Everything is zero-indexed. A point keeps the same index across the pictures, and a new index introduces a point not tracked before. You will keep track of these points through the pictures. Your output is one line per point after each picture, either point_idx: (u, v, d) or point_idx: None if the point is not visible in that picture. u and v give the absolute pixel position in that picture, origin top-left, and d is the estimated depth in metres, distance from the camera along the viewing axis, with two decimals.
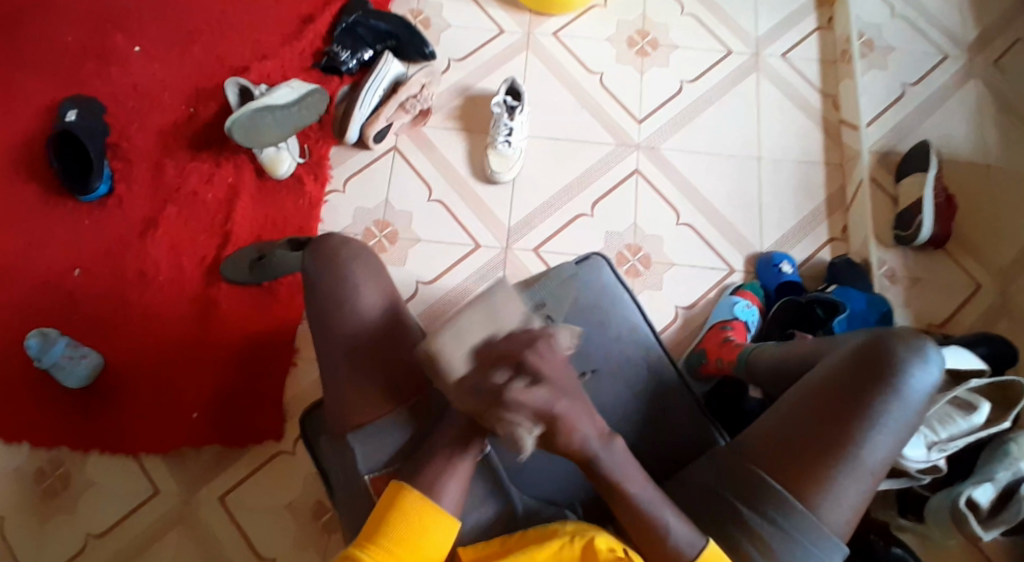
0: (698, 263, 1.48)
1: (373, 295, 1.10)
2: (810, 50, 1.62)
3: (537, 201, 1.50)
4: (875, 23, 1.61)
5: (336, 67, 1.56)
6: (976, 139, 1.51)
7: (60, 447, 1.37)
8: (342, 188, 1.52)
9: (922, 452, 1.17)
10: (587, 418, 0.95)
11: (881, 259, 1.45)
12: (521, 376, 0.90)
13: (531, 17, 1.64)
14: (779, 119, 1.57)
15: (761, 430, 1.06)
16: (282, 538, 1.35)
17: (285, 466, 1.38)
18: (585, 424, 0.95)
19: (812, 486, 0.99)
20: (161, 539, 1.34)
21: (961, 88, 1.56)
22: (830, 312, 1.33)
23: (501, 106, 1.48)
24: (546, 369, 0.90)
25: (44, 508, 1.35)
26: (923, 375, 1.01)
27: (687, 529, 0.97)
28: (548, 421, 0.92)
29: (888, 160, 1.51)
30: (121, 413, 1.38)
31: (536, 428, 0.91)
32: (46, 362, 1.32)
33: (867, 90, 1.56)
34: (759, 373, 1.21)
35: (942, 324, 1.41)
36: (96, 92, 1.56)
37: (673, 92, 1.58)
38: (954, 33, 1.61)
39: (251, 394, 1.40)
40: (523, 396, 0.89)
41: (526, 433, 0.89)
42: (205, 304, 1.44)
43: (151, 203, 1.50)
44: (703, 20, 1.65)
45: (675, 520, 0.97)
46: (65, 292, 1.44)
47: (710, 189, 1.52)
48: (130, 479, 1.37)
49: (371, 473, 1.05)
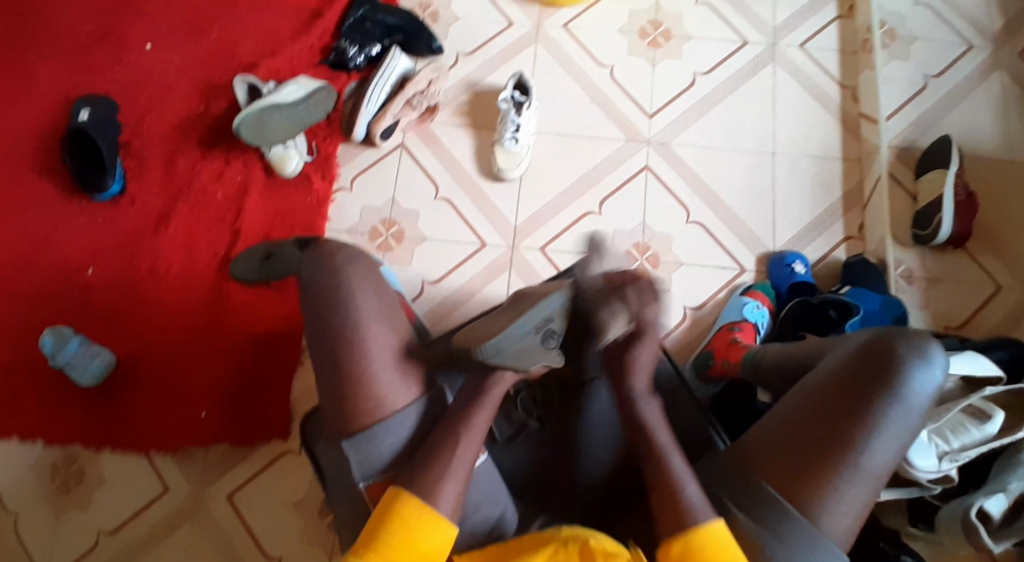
0: (708, 261, 1.45)
1: (370, 298, 1.10)
2: (829, 39, 1.57)
3: (545, 198, 1.49)
4: (897, 11, 1.55)
5: (343, 63, 1.55)
6: (1002, 133, 1.45)
7: (74, 443, 1.41)
8: (349, 185, 1.52)
9: (934, 461, 1.13)
10: (647, 368, 1.09)
11: (898, 259, 1.41)
12: (634, 291, 1.04)
13: (540, 7, 1.61)
14: (796, 111, 1.52)
15: (758, 432, 1.03)
16: (290, 536, 1.38)
17: (292, 464, 1.41)
18: (643, 373, 1.08)
19: (811, 490, 0.96)
20: (173, 533, 1.37)
21: (988, 79, 1.49)
22: (843, 314, 1.28)
23: (509, 101, 1.47)
24: (648, 305, 1.05)
25: (59, 501, 1.39)
26: (926, 376, 0.98)
27: (703, 500, 0.95)
28: (638, 328, 1.07)
29: (909, 155, 1.46)
30: (136, 407, 1.42)
31: (625, 328, 1.04)
32: (59, 360, 1.36)
33: (888, 81, 1.50)
34: (764, 371, 1.18)
35: (961, 326, 1.36)
36: (109, 90, 1.58)
37: (686, 85, 1.55)
38: (982, 20, 1.54)
39: (261, 389, 1.43)
40: (634, 299, 1.04)
41: (618, 327, 1.03)
42: (216, 301, 1.46)
43: (163, 200, 1.52)
44: (719, 8, 1.60)
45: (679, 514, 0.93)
46: (80, 289, 1.47)
47: (722, 185, 1.49)
48: (142, 475, 1.41)
49: (366, 481, 1.05)
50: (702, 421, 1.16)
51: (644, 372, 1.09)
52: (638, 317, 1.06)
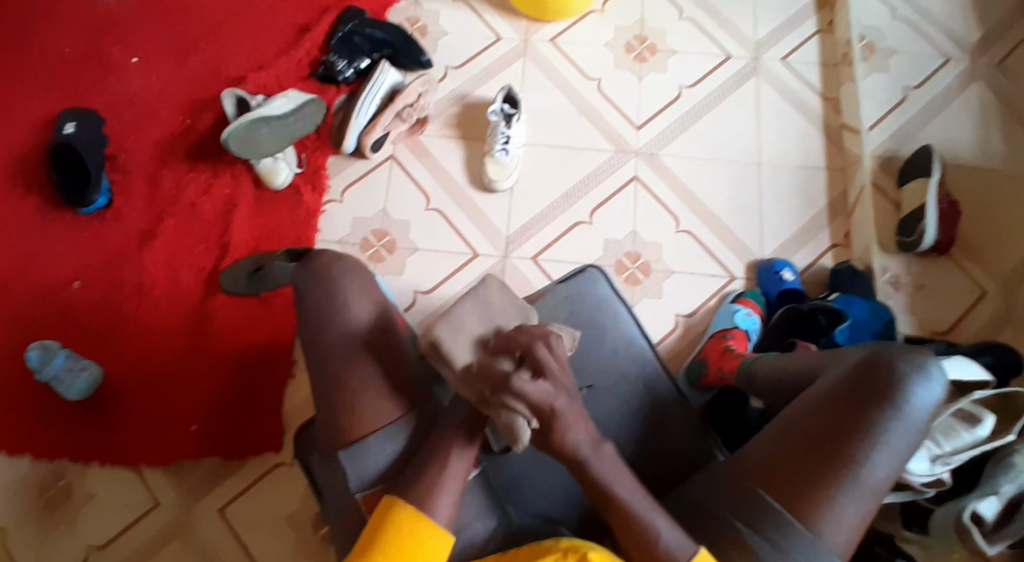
0: (698, 271, 1.47)
1: (363, 311, 1.09)
2: (810, 54, 1.61)
3: (536, 208, 1.50)
4: (875, 26, 1.59)
5: (332, 77, 1.55)
6: (980, 142, 1.49)
7: (60, 459, 1.38)
8: (339, 198, 1.52)
9: (926, 465, 1.14)
10: (584, 418, 0.95)
11: (884, 266, 1.43)
12: (526, 366, 0.94)
13: (528, 23, 1.63)
14: (780, 124, 1.55)
15: (759, 446, 1.03)
16: (282, 551, 1.35)
17: (285, 478, 1.38)
18: (580, 425, 0.95)
19: (813, 504, 0.96)
20: (163, 550, 1.34)
21: (964, 90, 1.53)
22: (832, 320, 1.30)
23: (498, 114, 1.48)
24: (551, 371, 0.93)
25: (46, 519, 1.35)
26: (924, 391, 0.99)
27: (680, 536, 0.93)
28: (547, 413, 0.93)
29: (890, 165, 1.49)
30: (122, 425, 1.39)
31: (533, 419, 0.93)
32: (46, 374, 1.34)
33: (869, 93, 1.54)
34: (759, 383, 1.18)
35: (946, 331, 1.39)
36: (94, 104, 1.57)
37: (671, 98, 1.57)
38: (956, 34, 1.58)
39: (251, 403, 1.40)
40: (521, 387, 0.92)
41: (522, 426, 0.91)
42: (203, 316, 1.44)
43: (149, 214, 1.50)
44: (702, 24, 1.63)
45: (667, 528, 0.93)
46: (64, 303, 1.44)
47: (710, 196, 1.51)
48: (131, 491, 1.37)
49: (362, 491, 1.02)
50: (699, 431, 1.16)
51: (584, 428, 0.95)
52: (544, 398, 0.93)
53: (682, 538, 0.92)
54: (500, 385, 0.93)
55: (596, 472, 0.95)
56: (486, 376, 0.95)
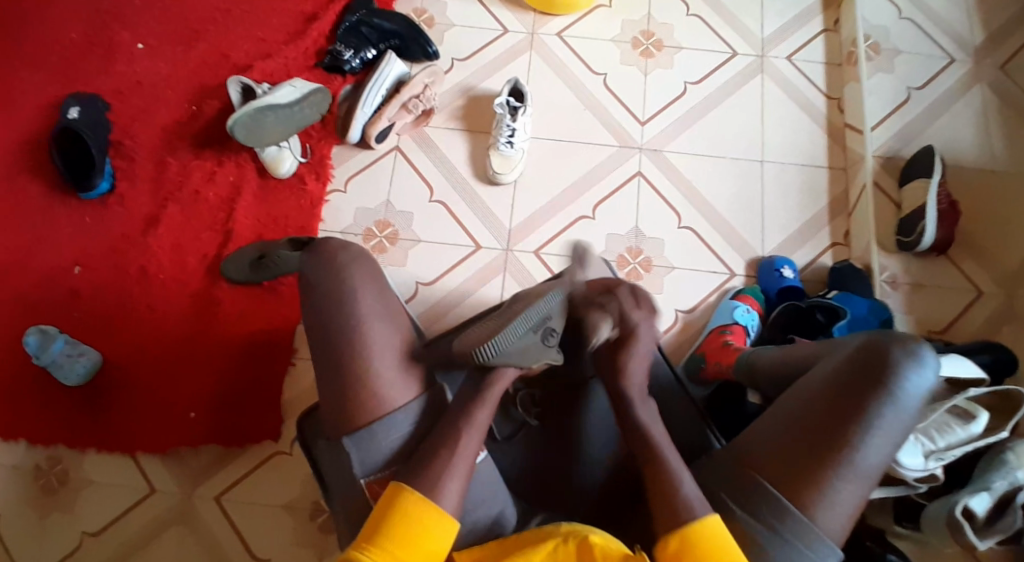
0: (699, 266, 1.48)
1: (369, 300, 1.10)
2: (815, 52, 1.61)
3: (539, 202, 1.50)
4: (881, 26, 1.60)
5: (338, 66, 1.55)
6: (982, 143, 1.50)
7: (58, 445, 1.39)
8: (343, 187, 1.52)
9: (920, 460, 1.16)
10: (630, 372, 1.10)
11: (883, 265, 1.44)
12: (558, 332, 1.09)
13: (535, 16, 1.64)
14: (783, 121, 1.56)
15: (757, 432, 1.04)
16: (279, 539, 1.36)
17: (283, 466, 1.39)
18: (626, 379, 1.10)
19: (808, 488, 0.98)
20: (159, 536, 1.35)
21: (968, 92, 1.54)
22: (831, 317, 1.32)
23: (505, 107, 1.48)
24: (642, 308, 1.13)
25: (44, 503, 1.36)
26: (919, 378, 1.00)
27: (699, 496, 0.96)
28: (624, 333, 1.12)
29: (892, 165, 1.50)
30: (124, 409, 1.40)
31: (609, 332, 1.11)
32: (45, 360, 1.34)
33: (872, 93, 1.55)
34: (760, 375, 1.19)
35: (944, 331, 1.40)
36: (98, 89, 1.56)
37: (677, 94, 1.58)
38: (961, 35, 1.59)
39: (252, 390, 1.41)
40: (611, 307, 1.12)
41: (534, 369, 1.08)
42: (206, 302, 1.45)
43: (153, 201, 1.50)
44: (708, 20, 1.63)
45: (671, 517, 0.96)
46: (68, 288, 1.45)
47: (713, 192, 1.52)
48: (128, 478, 1.38)
49: (367, 477, 1.05)
50: (699, 425, 1.18)
51: (640, 373, 1.11)
52: (619, 319, 1.12)
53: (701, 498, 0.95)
54: (595, 304, 1.13)
55: (633, 417, 1.06)
56: (584, 301, 1.14)
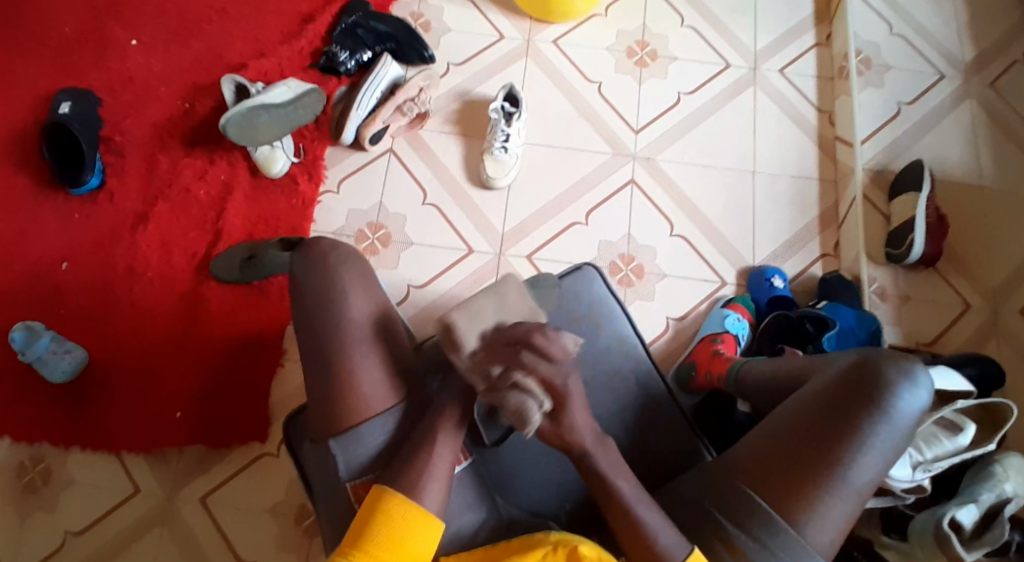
0: (691, 275, 1.48)
1: (359, 302, 1.08)
2: (807, 66, 1.63)
3: (532, 208, 1.50)
4: (872, 41, 1.62)
5: (333, 67, 1.55)
6: (970, 159, 1.52)
7: (39, 444, 1.36)
8: (335, 188, 1.52)
9: (907, 471, 1.14)
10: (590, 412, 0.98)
11: (871, 277, 1.46)
12: (530, 351, 0.95)
13: (531, 23, 1.64)
14: (776, 133, 1.58)
15: (749, 446, 1.03)
16: (264, 543, 1.34)
17: (268, 468, 1.37)
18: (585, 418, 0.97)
19: (799, 503, 0.97)
20: (141, 539, 1.33)
21: (956, 108, 1.57)
22: (820, 327, 1.32)
23: (500, 112, 1.48)
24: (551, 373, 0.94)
25: (24, 502, 1.34)
26: (912, 397, 0.99)
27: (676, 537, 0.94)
28: (557, 400, 0.95)
29: (882, 178, 1.52)
30: (106, 411, 1.37)
31: (544, 401, 0.94)
32: (30, 356, 1.32)
33: (864, 107, 1.56)
34: (749, 388, 1.19)
35: (932, 342, 1.41)
36: (90, 85, 1.55)
37: (671, 103, 1.59)
38: (951, 53, 1.62)
39: (238, 393, 1.39)
40: (539, 365, 0.94)
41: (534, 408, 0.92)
42: (194, 303, 1.43)
43: (143, 198, 1.49)
44: (702, 32, 1.65)
45: (664, 530, 0.94)
46: (53, 284, 1.43)
47: (704, 202, 1.53)
48: (111, 478, 1.36)
49: (351, 480, 1.02)
50: (687, 428, 1.18)
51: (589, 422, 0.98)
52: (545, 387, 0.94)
53: (679, 538, 0.94)
54: (512, 376, 0.94)
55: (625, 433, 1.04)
56: (507, 346, 0.97)
